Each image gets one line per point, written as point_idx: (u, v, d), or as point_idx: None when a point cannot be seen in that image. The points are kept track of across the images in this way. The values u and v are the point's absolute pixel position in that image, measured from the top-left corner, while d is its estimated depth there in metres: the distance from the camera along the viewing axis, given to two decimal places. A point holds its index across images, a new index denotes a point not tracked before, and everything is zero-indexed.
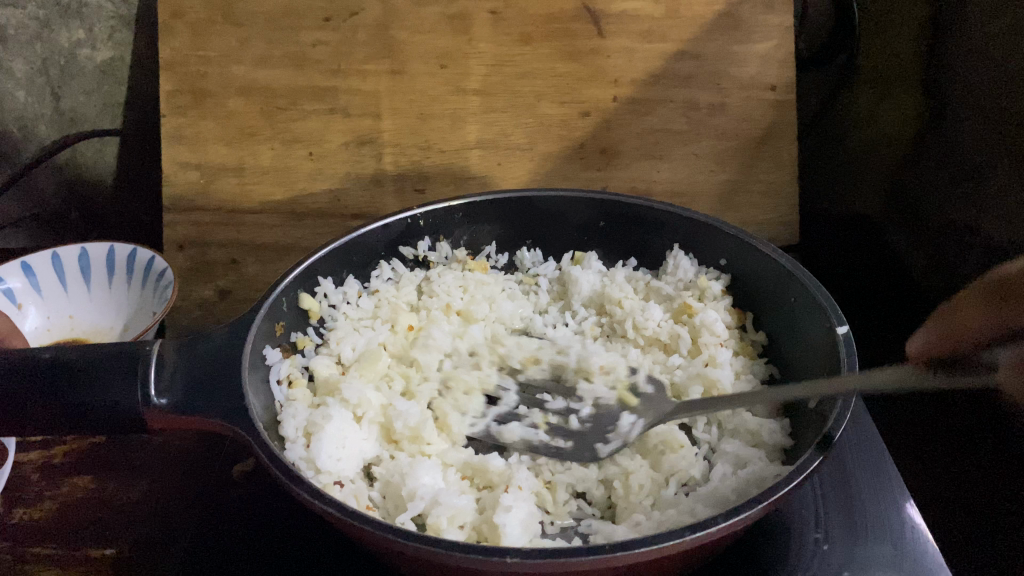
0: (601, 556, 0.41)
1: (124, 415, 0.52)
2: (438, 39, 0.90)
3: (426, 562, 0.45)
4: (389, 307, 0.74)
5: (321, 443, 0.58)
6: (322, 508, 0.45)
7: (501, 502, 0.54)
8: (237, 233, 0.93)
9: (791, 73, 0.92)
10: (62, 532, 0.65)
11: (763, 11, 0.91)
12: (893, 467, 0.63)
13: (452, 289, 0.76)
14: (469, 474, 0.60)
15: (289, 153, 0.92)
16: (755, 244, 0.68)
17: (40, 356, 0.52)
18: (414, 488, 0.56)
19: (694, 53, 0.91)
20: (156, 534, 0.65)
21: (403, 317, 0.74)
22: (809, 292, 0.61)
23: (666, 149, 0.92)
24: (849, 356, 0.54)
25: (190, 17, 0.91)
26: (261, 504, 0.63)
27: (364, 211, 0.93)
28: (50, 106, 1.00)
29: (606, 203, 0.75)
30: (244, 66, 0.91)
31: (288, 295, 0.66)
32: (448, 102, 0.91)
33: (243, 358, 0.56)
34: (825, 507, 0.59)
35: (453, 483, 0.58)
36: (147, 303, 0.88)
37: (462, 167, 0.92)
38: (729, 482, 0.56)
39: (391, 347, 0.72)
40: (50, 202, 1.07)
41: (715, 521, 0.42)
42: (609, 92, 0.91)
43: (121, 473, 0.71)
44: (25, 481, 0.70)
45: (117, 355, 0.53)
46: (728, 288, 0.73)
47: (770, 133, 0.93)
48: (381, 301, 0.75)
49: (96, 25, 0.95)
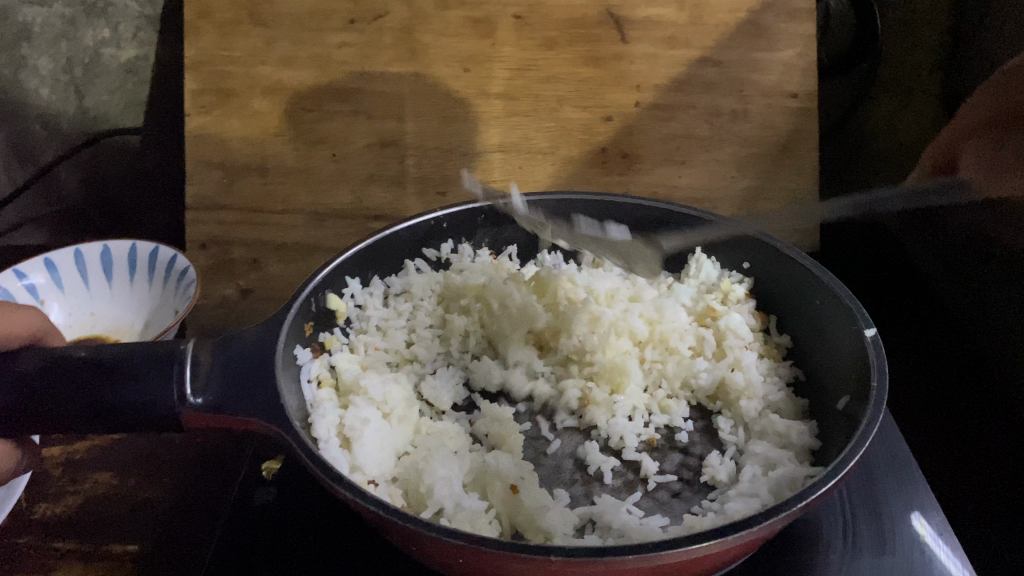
0: (646, 553, 0.41)
1: (161, 413, 0.52)
2: (462, 43, 0.91)
3: (464, 558, 0.45)
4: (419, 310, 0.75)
5: (358, 444, 0.59)
6: (365, 506, 0.45)
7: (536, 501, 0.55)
8: (259, 233, 0.94)
9: (813, 80, 0.93)
10: (86, 527, 0.66)
11: (785, 20, 0.92)
12: (920, 476, 0.63)
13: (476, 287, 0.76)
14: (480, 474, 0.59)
15: (313, 154, 0.92)
16: (782, 247, 0.68)
17: (76, 354, 0.53)
18: (435, 486, 0.56)
19: (717, 60, 0.92)
20: (179, 531, 0.66)
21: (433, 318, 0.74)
22: (835, 294, 0.61)
23: (688, 155, 0.93)
24: (878, 357, 0.54)
25: (217, 17, 0.92)
26: (287, 502, 0.63)
27: (386, 213, 0.93)
28: (73, 103, 1.00)
29: (624, 205, 0.75)
30: (269, 67, 0.92)
31: (316, 295, 0.66)
32: (471, 105, 0.91)
33: (274, 356, 0.56)
34: (852, 512, 0.59)
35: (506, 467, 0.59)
36: (169, 300, 0.88)
37: (484, 169, 0.92)
38: (759, 484, 0.57)
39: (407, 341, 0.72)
40: (72, 198, 1.07)
41: (757, 520, 0.43)
42: (632, 98, 0.92)
43: (143, 469, 0.71)
44: (48, 476, 0.70)
45: (153, 354, 0.53)
46: (753, 290, 0.74)
47: (791, 140, 0.93)
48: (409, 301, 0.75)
49: (121, 24, 0.96)
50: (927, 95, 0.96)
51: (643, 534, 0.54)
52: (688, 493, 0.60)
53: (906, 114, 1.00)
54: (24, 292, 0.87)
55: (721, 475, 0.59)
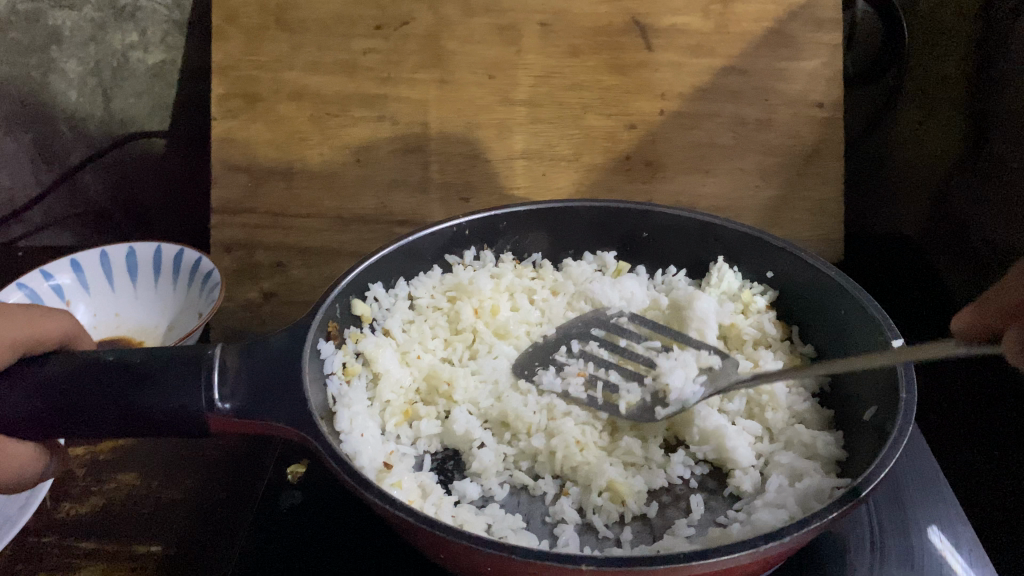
0: (677, 565, 0.41)
1: (188, 417, 0.52)
2: (487, 50, 0.91)
3: (495, 568, 0.45)
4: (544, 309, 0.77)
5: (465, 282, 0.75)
6: (395, 514, 0.45)
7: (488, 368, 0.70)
8: (283, 236, 0.94)
9: (839, 90, 0.92)
10: (109, 527, 0.66)
11: (812, 29, 0.92)
12: (950, 491, 0.62)
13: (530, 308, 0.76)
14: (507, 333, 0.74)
15: (337, 158, 0.93)
16: (806, 256, 0.67)
17: (105, 356, 0.53)
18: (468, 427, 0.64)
19: (743, 68, 0.92)
20: (200, 533, 0.66)
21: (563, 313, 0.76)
22: (861, 305, 0.61)
23: (712, 163, 0.92)
24: (907, 370, 0.53)
25: (244, 23, 0.93)
26: (314, 510, 0.63)
27: (409, 218, 0.93)
28: (101, 106, 1.01)
29: (639, 213, 0.74)
30: (295, 71, 0.92)
31: (341, 300, 0.66)
32: (495, 112, 0.92)
33: (302, 361, 0.56)
34: (880, 525, 0.59)
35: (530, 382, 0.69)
36: (192, 303, 0.89)
37: (508, 175, 0.92)
38: (786, 495, 0.56)
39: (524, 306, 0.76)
40: (97, 202, 1.08)
41: (787, 533, 0.42)
42: (656, 106, 0.92)
43: (166, 471, 0.72)
44: (72, 477, 0.71)
45: (182, 358, 0.53)
46: (775, 302, 0.73)
47: (817, 149, 0.93)
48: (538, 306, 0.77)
49: (149, 28, 0.97)
50: (954, 107, 0.96)
51: (668, 547, 0.54)
52: (714, 503, 0.60)
53: (933, 125, 1.00)
54: (50, 293, 0.88)
55: (746, 485, 0.59)
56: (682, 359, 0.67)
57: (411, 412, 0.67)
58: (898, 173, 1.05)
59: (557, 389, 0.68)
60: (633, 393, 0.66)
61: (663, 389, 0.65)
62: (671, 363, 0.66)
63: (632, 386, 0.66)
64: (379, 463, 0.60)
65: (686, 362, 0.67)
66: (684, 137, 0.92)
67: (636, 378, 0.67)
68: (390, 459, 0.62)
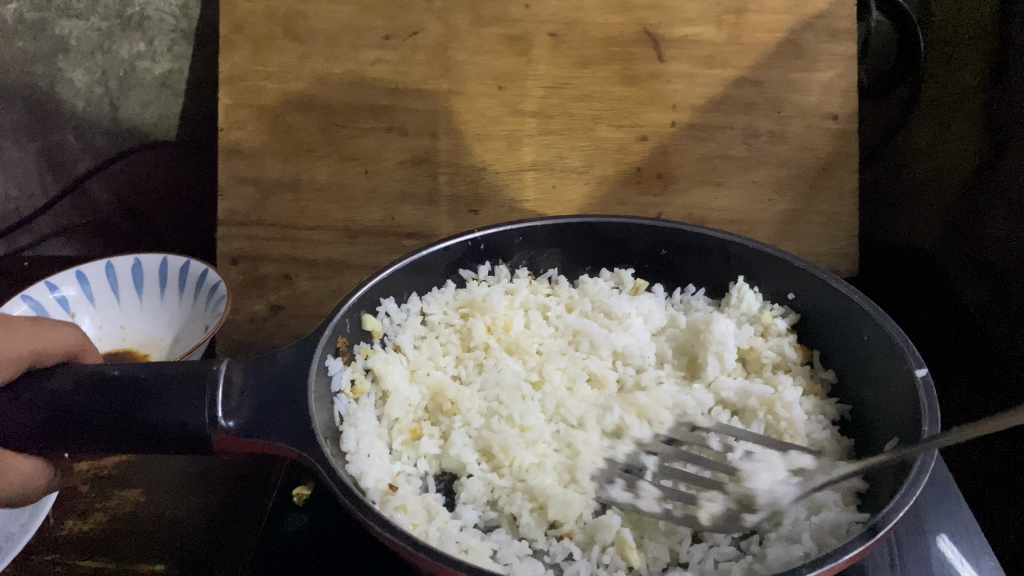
0: None
1: (190, 437, 0.51)
2: (497, 60, 0.90)
3: None
4: (559, 328, 0.75)
5: (478, 299, 0.74)
6: (396, 542, 0.44)
7: (496, 385, 0.69)
8: (291, 248, 0.93)
9: (854, 101, 0.91)
10: (113, 545, 0.65)
11: (827, 40, 0.90)
12: (973, 518, 0.61)
13: (541, 326, 0.75)
14: (515, 351, 0.73)
15: (345, 170, 0.92)
16: (826, 279, 0.66)
17: (108, 371, 0.52)
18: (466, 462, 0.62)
19: (756, 79, 0.90)
20: (205, 553, 0.65)
21: (578, 333, 0.74)
22: (885, 330, 0.59)
23: (725, 176, 0.91)
24: (929, 402, 0.52)
25: (250, 32, 0.92)
26: (324, 533, 0.62)
27: (418, 230, 0.92)
28: (107, 116, 1.01)
29: (657, 230, 0.73)
30: (304, 82, 0.92)
31: (351, 316, 0.65)
32: (505, 123, 0.91)
33: (306, 380, 0.55)
34: (901, 552, 0.58)
35: (547, 406, 0.68)
36: (197, 315, 0.88)
37: (517, 187, 0.91)
38: (801, 529, 0.55)
39: (536, 326, 0.75)
40: (104, 210, 1.07)
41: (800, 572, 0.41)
42: (668, 117, 0.90)
43: (171, 488, 0.71)
44: (76, 492, 0.70)
45: (186, 375, 0.52)
46: (796, 323, 0.72)
47: (831, 162, 0.92)
48: (556, 324, 0.76)
49: (157, 38, 0.99)
50: (965, 118, 0.94)
51: None
52: None
53: (947, 135, 0.99)
54: (55, 305, 0.87)
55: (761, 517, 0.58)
56: (769, 461, 0.61)
57: (418, 432, 0.66)
58: (914, 185, 1.04)
59: (626, 499, 0.60)
60: (716, 502, 0.59)
61: (749, 495, 0.59)
62: (754, 466, 0.60)
63: (714, 493, 0.59)
64: (385, 485, 0.59)
65: (772, 465, 0.60)
66: (694, 150, 0.91)
67: (717, 486, 0.60)
68: (396, 481, 0.61)
